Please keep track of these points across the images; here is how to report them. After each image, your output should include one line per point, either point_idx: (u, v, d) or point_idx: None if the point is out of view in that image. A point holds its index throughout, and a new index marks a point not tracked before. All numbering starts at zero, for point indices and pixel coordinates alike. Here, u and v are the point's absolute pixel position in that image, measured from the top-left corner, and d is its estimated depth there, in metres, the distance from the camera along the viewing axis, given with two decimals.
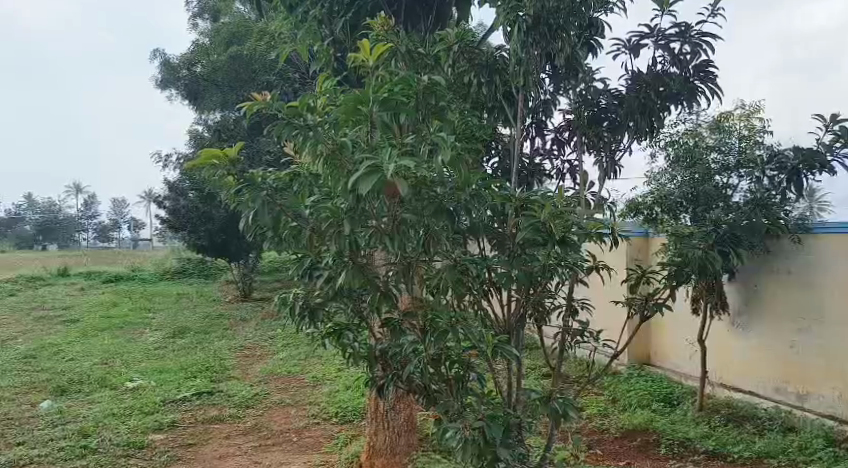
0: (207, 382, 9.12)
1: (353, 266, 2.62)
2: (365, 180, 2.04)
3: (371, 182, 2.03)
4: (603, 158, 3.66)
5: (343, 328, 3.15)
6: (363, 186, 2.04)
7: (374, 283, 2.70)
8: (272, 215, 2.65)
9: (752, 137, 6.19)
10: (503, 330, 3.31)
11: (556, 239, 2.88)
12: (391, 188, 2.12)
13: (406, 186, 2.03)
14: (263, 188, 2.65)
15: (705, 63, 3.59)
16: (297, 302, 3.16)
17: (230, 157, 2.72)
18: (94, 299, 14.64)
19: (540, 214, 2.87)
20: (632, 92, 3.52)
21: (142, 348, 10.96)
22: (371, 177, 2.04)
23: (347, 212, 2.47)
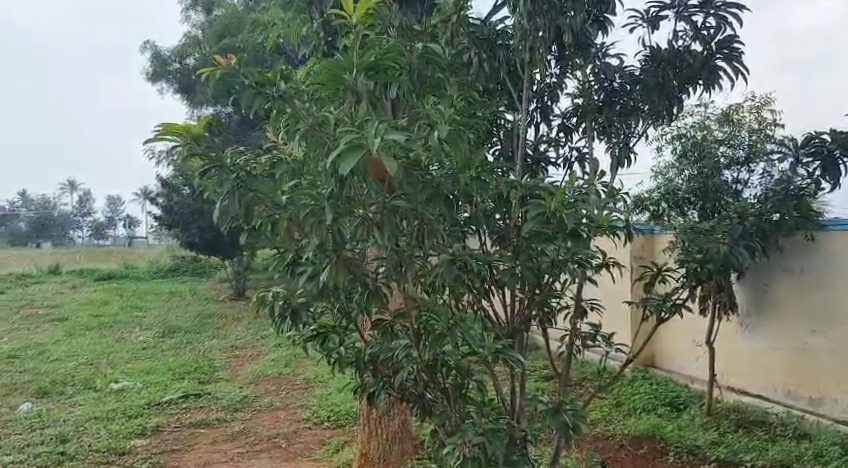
0: (195, 383, 8.77)
1: (337, 263, 2.28)
2: (346, 159, 1.71)
3: (352, 162, 1.70)
4: (615, 144, 3.35)
5: (328, 330, 2.84)
6: (345, 168, 1.70)
7: (362, 281, 2.37)
8: (243, 204, 2.36)
9: (762, 131, 5.91)
10: (505, 332, 2.98)
11: (569, 231, 2.58)
12: (377, 169, 1.79)
13: (396, 168, 1.70)
14: (235, 173, 2.37)
15: (731, 38, 3.28)
16: (277, 302, 2.83)
17: (194, 133, 2.37)
18: (84, 297, 14.28)
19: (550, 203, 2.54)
20: (647, 73, 3.26)
21: (130, 348, 10.60)
22: (353, 157, 1.71)
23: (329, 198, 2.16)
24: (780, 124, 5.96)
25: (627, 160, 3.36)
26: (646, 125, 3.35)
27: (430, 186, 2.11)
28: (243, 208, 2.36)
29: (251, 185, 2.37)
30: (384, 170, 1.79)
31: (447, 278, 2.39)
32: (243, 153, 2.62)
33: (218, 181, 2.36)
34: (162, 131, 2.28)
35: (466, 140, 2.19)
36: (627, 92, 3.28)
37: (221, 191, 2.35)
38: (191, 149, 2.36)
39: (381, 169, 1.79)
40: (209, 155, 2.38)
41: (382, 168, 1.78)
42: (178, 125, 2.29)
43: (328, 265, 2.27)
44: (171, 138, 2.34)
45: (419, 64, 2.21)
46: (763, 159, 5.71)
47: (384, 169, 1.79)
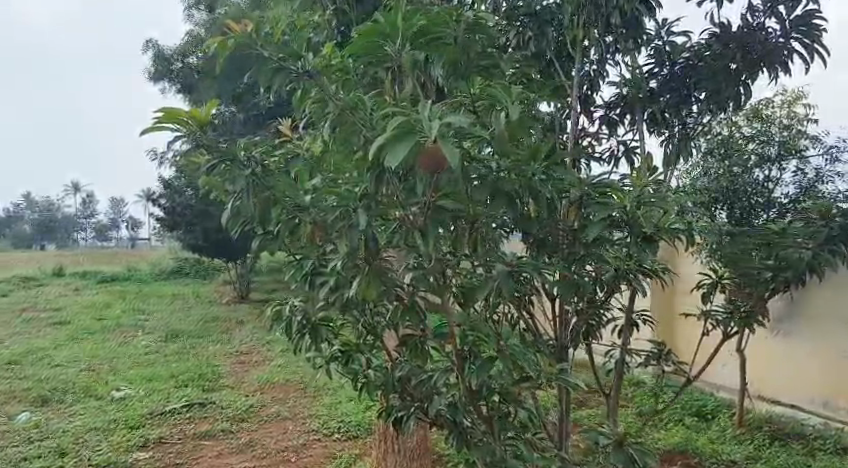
0: (199, 392, 8.42)
1: (369, 274, 1.93)
2: (392, 152, 1.35)
3: (400, 152, 1.34)
4: (673, 135, 3.02)
5: (352, 350, 2.50)
6: (391, 160, 1.34)
7: (394, 294, 2.02)
8: (260, 203, 2.00)
9: (794, 126, 5.01)
10: (555, 352, 2.57)
11: (639, 233, 2.25)
12: (431, 164, 1.43)
13: (458, 162, 1.34)
14: (248, 165, 2.00)
15: (811, 13, 2.84)
16: (294, 317, 2.48)
17: (200, 119, 1.96)
18: (85, 299, 13.95)
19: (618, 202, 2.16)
20: (709, 54, 2.88)
21: (132, 353, 10.27)
22: (401, 148, 1.35)
23: (361, 197, 1.80)
24: (813, 119, 5.02)
25: (682, 153, 3.05)
26: (705, 112, 2.98)
27: (488, 184, 1.75)
28: (260, 209, 2.00)
29: (268, 181, 2.00)
30: (440, 164, 1.43)
31: (498, 294, 2.01)
32: (258, 146, 2.26)
33: (229, 175, 1.99)
34: (163, 117, 1.91)
35: (529, 121, 1.81)
36: (684, 77, 2.91)
37: (235, 187, 1.99)
38: (198, 139, 1.99)
39: (436, 163, 1.43)
40: (221, 146, 2.02)
41: (438, 162, 1.42)
42: (182, 111, 1.93)
43: (359, 278, 1.92)
44: (174, 127, 1.96)
45: (468, 38, 1.87)
46: (797, 157, 4.92)
47: (438, 163, 1.43)
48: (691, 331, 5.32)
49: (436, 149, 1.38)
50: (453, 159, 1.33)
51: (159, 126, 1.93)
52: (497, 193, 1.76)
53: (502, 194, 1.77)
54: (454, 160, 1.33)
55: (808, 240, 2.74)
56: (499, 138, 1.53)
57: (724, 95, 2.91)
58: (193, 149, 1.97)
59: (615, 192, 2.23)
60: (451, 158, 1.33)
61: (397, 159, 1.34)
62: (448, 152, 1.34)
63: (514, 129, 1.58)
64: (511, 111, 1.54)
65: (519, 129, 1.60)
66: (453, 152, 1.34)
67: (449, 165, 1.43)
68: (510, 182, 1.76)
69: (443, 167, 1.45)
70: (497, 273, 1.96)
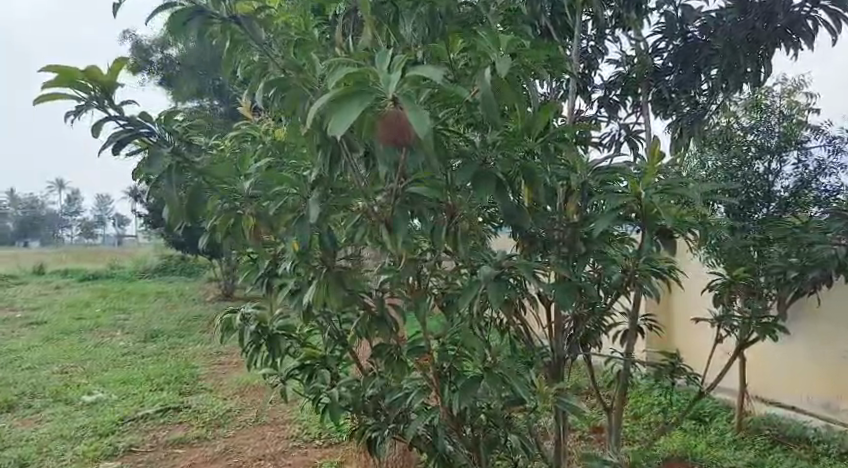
0: (176, 396, 7.53)
1: (327, 276, 1.57)
2: (340, 116, 0.99)
3: (350, 113, 0.99)
4: (684, 118, 2.67)
5: (317, 363, 2.14)
6: (338, 124, 0.99)
7: (361, 301, 1.66)
8: (187, 198, 1.48)
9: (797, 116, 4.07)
10: (550, 365, 2.21)
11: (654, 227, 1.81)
12: (393, 138, 1.08)
13: (428, 128, 0.98)
14: (171, 143, 1.48)
15: None
16: (247, 328, 2.09)
17: (105, 82, 1.40)
18: (63, 299, 13.17)
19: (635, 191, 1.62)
20: (725, 23, 2.55)
21: (109, 354, 9.46)
22: (353, 108, 0.99)
23: (312, 184, 1.45)
24: (813, 109, 4.08)
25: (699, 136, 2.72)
26: (727, 89, 2.64)
27: (473, 165, 1.36)
28: (186, 206, 1.48)
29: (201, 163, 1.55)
30: (405, 136, 1.08)
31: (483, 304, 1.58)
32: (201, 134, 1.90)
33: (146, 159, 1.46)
34: (51, 81, 1.34)
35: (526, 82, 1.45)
36: (700, 50, 2.58)
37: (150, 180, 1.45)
38: (114, 110, 1.43)
39: (399, 136, 1.08)
40: (136, 118, 1.45)
41: (400, 134, 1.07)
42: (78, 70, 1.36)
43: (314, 284, 1.56)
44: (71, 94, 1.40)
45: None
46: (796, 146, 4.00)
47: (402, 135, 1.07)
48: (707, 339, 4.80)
49: (399, 114, 1.04)
50: (420, 125, 0.98)
51: (48, 95, 1.37)
52: (483, 179, 1.34)
53: (490, 180, 1.34)
54: (423, 127, 0.98)
55: (838, 237, 2.32)
56: (488, 102, 1.14)
57: (747, 69, 2.59)
58: (91, 126, 1.42)
59: (625, 179, 1.85)
60: (419, 123, 0.98)
61: (347, 121, 0.98)
62: (414, 116, 0.99)
63: (503, 91, 1.21)
64: (499, 63, 1.15)
65: (511, 91, 1.22)
66: (420, 116, 0.99)
67: (416, 136, 1.08)
68: (503, 161, 1.39)
69: (406, 142, 1.10)
70: (486, 280, 1.46)
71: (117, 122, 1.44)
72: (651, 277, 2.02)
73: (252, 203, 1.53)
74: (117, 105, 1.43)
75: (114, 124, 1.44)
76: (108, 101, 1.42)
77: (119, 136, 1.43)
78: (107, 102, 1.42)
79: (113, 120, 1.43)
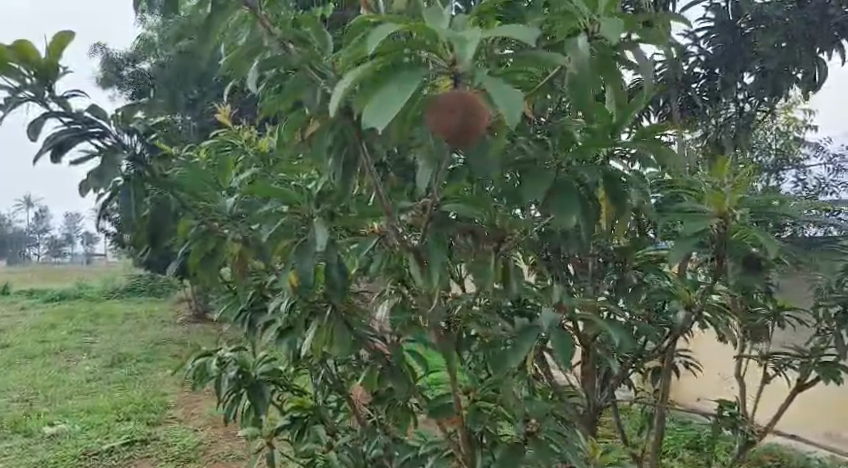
0: (140, 427, 6.29)
1: (331, 316, 1.24)
2: (381, 98, 0.65)
3: (393, 96, 0.65)
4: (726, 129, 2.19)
5: (308, 416, 1.77)
6: (377, 111, 0.63)
7: (370, 345, 1.32)
8: (152, 222, 1.09)
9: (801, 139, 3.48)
10: (586, 418, 1.84)
11: (740, 253, 1.28)
12: (458, 129, 0.72)
13: (521, 115, 0.60)
14: (131, 145, 1.10)
15: None
16: (224, 375, 1.72)
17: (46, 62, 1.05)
18: (26, 321, 11.94)
19: (718, 212, 1.21)
20: (780, 21, 2.07)
21: (71, 382, 8.06)
22: (398, 88, 0.65)
23: (316, 200, 1.11)
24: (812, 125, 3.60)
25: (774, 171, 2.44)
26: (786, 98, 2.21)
27: (547, 179, 0.90)
28: (147, 232, 1.08)
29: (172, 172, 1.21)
30: (476, 127, 0.72)
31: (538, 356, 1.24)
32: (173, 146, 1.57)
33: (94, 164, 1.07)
34: None
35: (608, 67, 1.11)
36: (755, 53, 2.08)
37: (98, 194, 1.05)
38: (56, 104, 1.07)
39: (467, 122, 0.71)
40: (84, 114, 1.09)
41: (468, 119, 0.71)
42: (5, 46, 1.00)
43: (314, 326, 1.24)
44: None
45: None
46: (794, 163, 3.26)
47: (471, 128, 0.72)
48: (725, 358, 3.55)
49: (464, 94, 0.71)
50: (509, 102, 0.61)
51: None
52: (568, 197, 0.88)
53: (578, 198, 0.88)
54: (516, 108, 0.60)
55: None
56: (580, 82, 0.79)
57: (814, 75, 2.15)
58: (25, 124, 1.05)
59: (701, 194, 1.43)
60: (506, 100, 0.61)
61: (390, 104, 0.64)
62: (498, 90, 0.62)
63: (596, 70, 0.82)
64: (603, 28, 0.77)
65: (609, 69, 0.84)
66: (507, 89, 0.62)
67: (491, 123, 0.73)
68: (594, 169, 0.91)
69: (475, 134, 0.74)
70: (544, 322, 1.09)
71: (60, 120, 1.07)
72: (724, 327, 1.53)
73: (240, 224, 1.20)
74: (60, 98, 1.08)
75: (56, 123, 1.08)
76: (49, 93, 1.07)
77: (61, 137, 1.06)
78: (47, 94, 1.07)
79: (54, 116, 1.07)
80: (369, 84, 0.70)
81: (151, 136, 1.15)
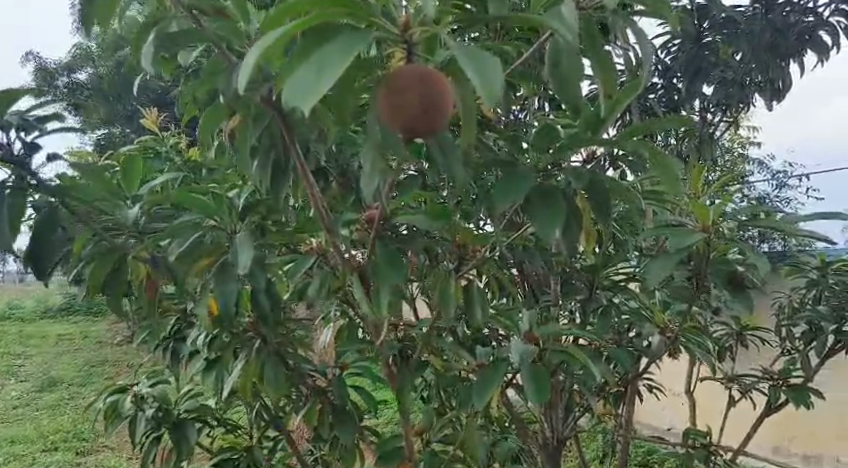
0: (68, 456, 5.72)
1: (261, 349, 1.03)
2: (307, 65, 0.47)
3: (321, 59, 0.47)
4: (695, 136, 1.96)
5: (240, 457, 1.54)
6: (300, 79, 0.46)
7: (308, 383, 1.12)
8: (32, 242, 0.82)
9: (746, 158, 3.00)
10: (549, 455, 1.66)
11: (723, 274, 1.15)
12: (414, 122, 0.52)
13: (490, 92, 0.43)
14: (9, 145, 0.85)
15: None
16: (140, 413, 1.48)
17: None
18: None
19: (699, 225, 1.08)
20: (741, 36, 1.97)
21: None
22: (330, 50, 0.48)
23: (241, 211, 0.92)
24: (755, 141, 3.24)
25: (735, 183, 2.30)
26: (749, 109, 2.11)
27: (522, 182, 0.72)
28: (25, 255, 0.83)
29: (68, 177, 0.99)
30: (439, 118, 0.53)
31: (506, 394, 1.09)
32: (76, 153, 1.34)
33: None
34: None
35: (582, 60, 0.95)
36: (716, 63, 1.97)
37: None
38: None
39: (429, 112, 0.52)
40: None
41: (430, 107, 0.52)
42: None
43: (240, 361, 1.04)
44: None
45: None
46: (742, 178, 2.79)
47: (432, 120, 0.52)
48: (677, 372, 3.43)
49: (428, 68, 0.52)
50: (485, 73, 0.44)
51: None
52: (550, 208, 0.71)
53: (563, 211, 0.71)
54: (495, 80, 0.44)
55: None
56: (563, 60, 0.63)
57: (778, 84, 2.06)
58: None
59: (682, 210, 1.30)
60: (480, 71, 0.44)
61: (316, 69, 0.47)
62: (467, 59, 0.45)
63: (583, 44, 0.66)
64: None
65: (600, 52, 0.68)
66: (478, 55, 0.45)
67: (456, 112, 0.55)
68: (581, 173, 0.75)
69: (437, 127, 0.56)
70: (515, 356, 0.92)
71: None
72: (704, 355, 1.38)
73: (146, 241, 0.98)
74: None
75: None
76: None
77: None
78: None
79: None
80: (296, 52, 0.52)
81: (40, 128, 0.88)
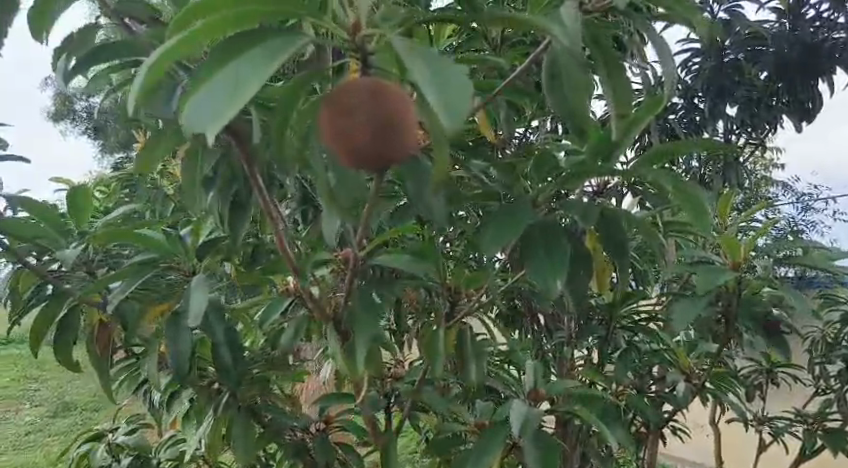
0: None
1: (227, 406, 0.90)
2: (220, 76, 0.36)
3: (237, 66, 0.36)
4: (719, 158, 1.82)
5: None
6: (210, 90, 0.35)
7: (286, 442, 0.99)
8: None
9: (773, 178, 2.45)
10: None
11: (756, 318, 1.01)
12: (367, 148, 0.40)
13: (458, 117, 0.31)
14: None
15: None
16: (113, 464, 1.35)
17: None
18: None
19: (731, 263, 0.96)
20: (766, 53, 1.85)
21: None
22: (251, 55, 0.37)
23: (198, 252, 0.79)
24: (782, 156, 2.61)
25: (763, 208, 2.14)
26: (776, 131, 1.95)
27: (515, 220, 0.59)
28: None
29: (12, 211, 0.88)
30: (399, 143, 0.41)
31: (510, 454, 0.96)
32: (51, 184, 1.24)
33: None
34: None
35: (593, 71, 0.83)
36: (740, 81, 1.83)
37: None
38: None
39: (386, 136, 0.40)
40: None
41: (388, 131, 0.40)
42: None
43: (204, 419, 0.91)
44: None
45: None
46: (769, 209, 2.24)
47: (392, 148, 0.41)
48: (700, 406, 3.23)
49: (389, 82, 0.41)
50: (451, 92, 0.32)
51: None
52: (551, 249, 0.59)
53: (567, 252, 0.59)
54: (463, 100, 0.32)
55: None
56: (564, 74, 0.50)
57: (807, 105, 1.88)
58: None
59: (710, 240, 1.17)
60: (443, 89, 0.32)
61: (233, 77, 0.36)
62: (425, 69, 0.33)
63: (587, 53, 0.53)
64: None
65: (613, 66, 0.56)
66: (440, 61, 0.34)
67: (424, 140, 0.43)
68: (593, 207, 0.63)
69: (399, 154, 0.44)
70: (514, 422, 0.78)
71: None
72: (734, 405, 1.23)
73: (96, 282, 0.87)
74: None
75: None
76: None
77: None
78: None
79: None
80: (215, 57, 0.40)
81: None
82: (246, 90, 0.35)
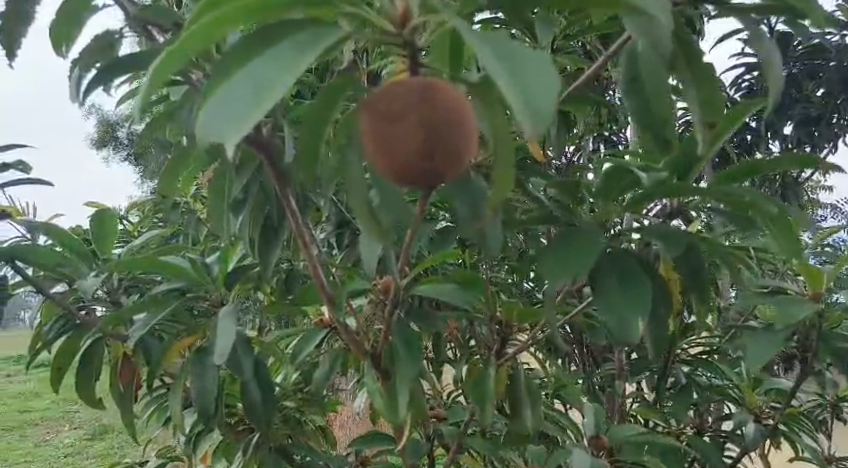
0: None
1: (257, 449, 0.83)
2: (237, 80, 0.29)
3: (260, 63, 0.30)
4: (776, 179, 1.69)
5: None
6: (226, 94, 0.28)
7: None
8: None
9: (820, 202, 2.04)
10: None
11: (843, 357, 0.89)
12: (417, 159, 0.33)
13: (539, 124, 0.24)
14: None
15: None
16: None
17: None
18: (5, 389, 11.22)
19: (811, 293, 0.85)
20: (828, 66, 1.73)
21: None
22: (277, 50, 0.31)
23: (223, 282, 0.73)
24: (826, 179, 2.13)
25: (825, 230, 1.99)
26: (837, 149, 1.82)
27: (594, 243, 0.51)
28: None
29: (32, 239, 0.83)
30: (455, 151, 0.34)
31: None
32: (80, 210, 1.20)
33: None
34: None
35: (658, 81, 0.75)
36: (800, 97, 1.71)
37: None
38: None
39: (439, 140, 0.33)
40: None
41: (441, 134, 0.33)
42: None
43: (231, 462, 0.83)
44: None
45: None
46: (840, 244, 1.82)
47: (443, 166, 0.34)
48: None
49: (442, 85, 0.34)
50: (525, 75, 0.25)
51: None
52: (629, 284, 0.51)
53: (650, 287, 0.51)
54: (541, 85, 0.25)
55: None
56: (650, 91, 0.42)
57: None
58: None
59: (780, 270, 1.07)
60: (513, 73, 0.25)
61: (255, 76, 0.29)
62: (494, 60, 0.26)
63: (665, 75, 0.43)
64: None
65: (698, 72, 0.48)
66: (513, 52, 0.26)
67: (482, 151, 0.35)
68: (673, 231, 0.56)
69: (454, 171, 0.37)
70: None
71: None
72: (811, 450, 1.10)
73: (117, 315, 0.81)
74: None
75: None
76: None
77: None
78: None
79: None
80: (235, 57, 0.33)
81: None
82: (272, 92, 0.28)
